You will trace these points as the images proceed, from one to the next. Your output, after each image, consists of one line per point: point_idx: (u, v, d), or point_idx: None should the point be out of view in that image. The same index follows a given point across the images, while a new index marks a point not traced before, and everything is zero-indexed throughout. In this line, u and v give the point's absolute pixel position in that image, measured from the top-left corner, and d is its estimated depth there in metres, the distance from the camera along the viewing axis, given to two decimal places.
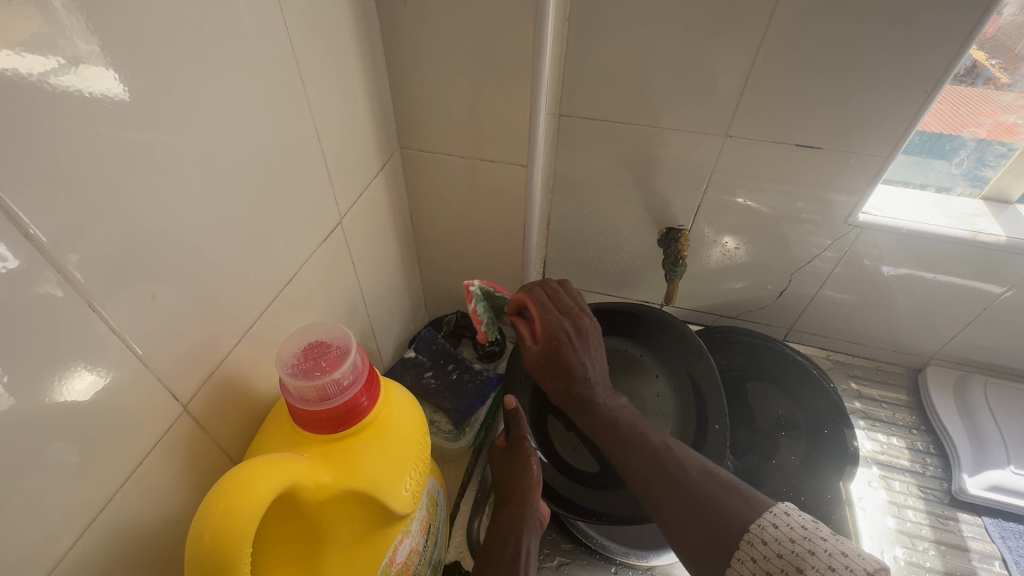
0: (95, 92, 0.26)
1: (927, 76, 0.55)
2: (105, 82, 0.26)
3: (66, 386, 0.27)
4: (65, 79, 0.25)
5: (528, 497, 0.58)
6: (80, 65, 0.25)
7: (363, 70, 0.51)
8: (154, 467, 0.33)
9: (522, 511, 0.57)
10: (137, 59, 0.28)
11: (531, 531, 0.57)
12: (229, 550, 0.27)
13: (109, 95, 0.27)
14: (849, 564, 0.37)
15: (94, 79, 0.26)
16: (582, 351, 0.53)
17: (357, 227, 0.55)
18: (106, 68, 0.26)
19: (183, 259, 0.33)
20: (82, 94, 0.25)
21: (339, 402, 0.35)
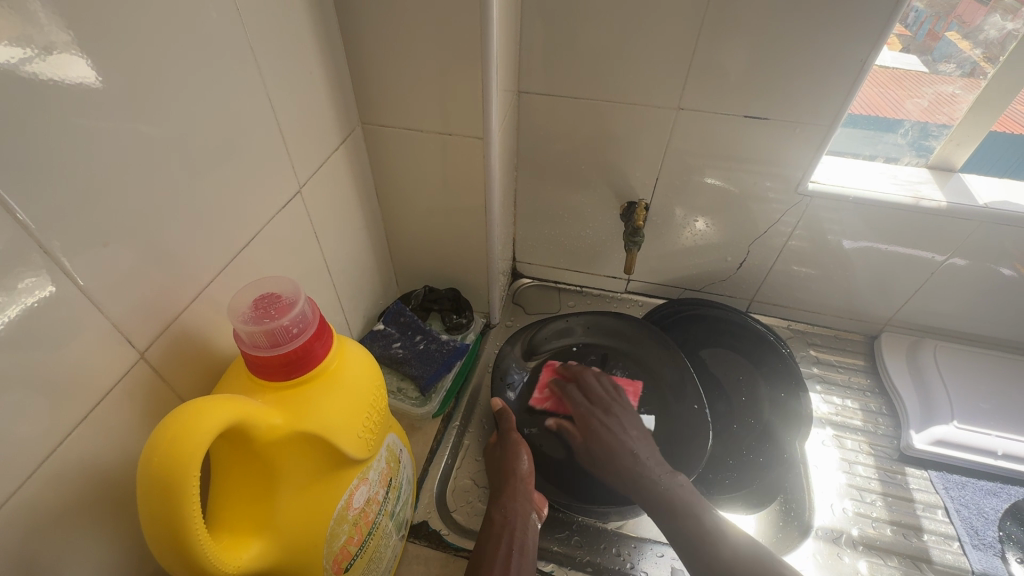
0: (67, 78, 0.30)
1: (858, 46, 0.57)
2: (79, 69, 0.31)
3: (20, 321, 0.30)
4: (42, 65, 0.29)
5: (518, 491, 0.60)
6: (52, 53, 0.29)
7: (319, 46, 0.53)
8: (110, 406, 0.36)
9: (513, 506, 0.59)
10: (81, 26, 0.30)
11: (523, 525, 0.58)
12: (178, 474, 0.29)
13: (81, 78, 0.31)
14: None
15: (69, 66, 0.30)
16: (622, 426, 0.67)
17: (318, 199, 0.57)
18: (75, 53, 0.30)
19: (132, 213, 0.35)
20: (57, 80, 0.30)
21: (289, 348, 0.37)
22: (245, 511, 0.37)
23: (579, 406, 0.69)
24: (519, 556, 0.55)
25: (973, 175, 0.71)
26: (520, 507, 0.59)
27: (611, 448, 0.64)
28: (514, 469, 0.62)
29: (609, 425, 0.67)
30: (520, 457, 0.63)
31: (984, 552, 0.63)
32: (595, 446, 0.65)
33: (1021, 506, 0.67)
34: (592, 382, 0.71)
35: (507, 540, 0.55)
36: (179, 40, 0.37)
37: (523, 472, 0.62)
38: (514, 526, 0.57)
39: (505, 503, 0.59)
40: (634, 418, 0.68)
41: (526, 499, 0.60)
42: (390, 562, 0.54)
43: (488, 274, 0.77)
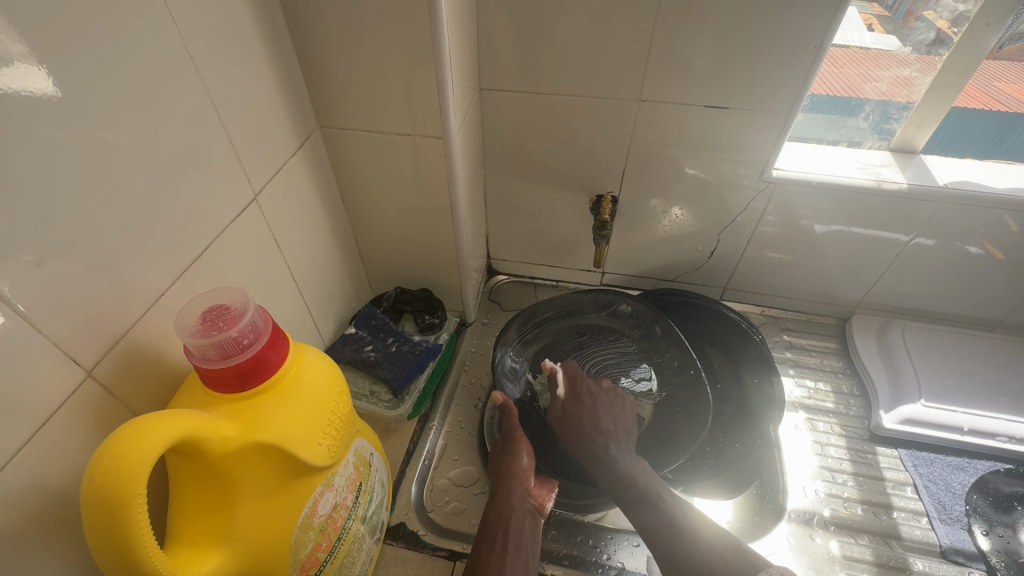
0: (27, 89, 0.31)
1: (812, 32, 0.58)
2: (37, 79, 0.32)
3: None
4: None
5: (512, 487, 0.60)
6: (11, 66, 0.30)
7: (268, 51, 0.52)
8: (57, 427, 0.35)
9: (508, 502, 0.59)
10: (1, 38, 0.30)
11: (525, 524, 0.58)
12: (121, 493, 0.29)
13: (37, 90, 0.32)
14: None
15: (28, 77, 0.31)
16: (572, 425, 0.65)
17: (277, 205, 0.57)
18: (32, 65, 0.31)
19: (71, 232, 0.35)
20: (19, 91, 0.31)
21: (241, 359, 0.37)
22: (202, 524, 0.37)
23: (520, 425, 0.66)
24: (517, 552, 0.56)
25: (934, 157, 0.72)
26: (517, 506, 0.59)
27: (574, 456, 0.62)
28: (513, 464, 0.62)
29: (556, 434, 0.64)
30: (520, 455, 0.63)
31: (951, 526, 0.64)
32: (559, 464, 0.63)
33: (987, 479, 0.69)
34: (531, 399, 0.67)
35: (504, 534, 0.56)
36: (110, 50, 0.36)
37: (521, 469, 0.62)
38: (511, 522, 0.57)
39: (499, 500, 0.59)
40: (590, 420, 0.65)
41: (523, 494, 0.60)
42: (365, 566, 0.54)
43: (460, 274, 0.77)
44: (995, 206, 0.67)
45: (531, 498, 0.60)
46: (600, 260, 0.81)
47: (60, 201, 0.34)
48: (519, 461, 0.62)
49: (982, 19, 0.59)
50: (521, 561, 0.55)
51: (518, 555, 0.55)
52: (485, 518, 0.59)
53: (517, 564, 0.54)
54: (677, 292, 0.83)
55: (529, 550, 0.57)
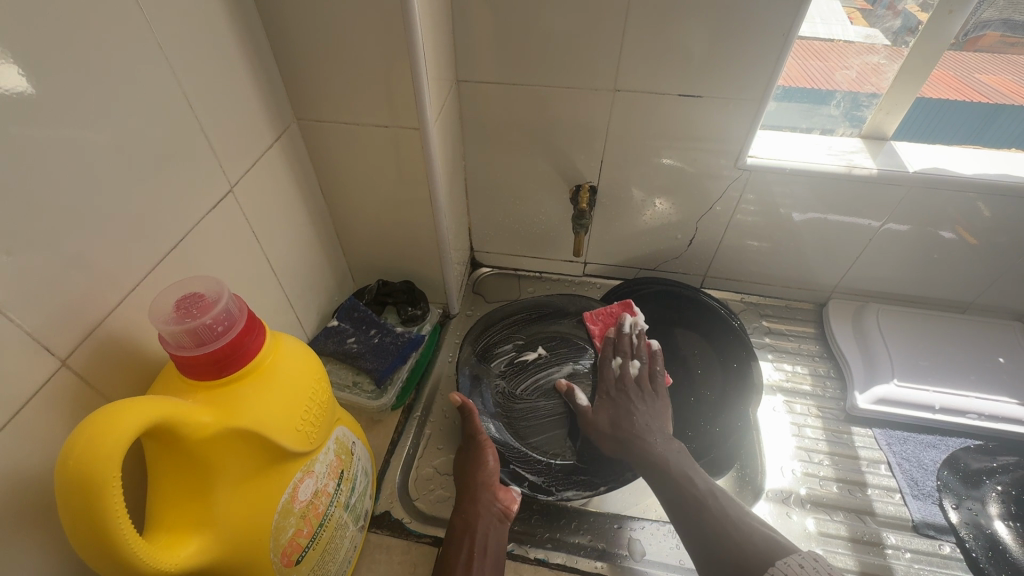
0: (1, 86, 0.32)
1: (781, 20, 0.59)
2: (11, 78, 0.32)
3: None
4: None
5: (479, 493, 0.60)
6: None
7: (242, 43, 0.52)
8: (32, 416, 0.35)
9: (474, 509, 0.59)
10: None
11: (492, 528, 0.58)
12: (93, 478, 0.30)
13: (13, 88, 0.32)
14: None
15: (3, 75, 0.32)
16: (637, 398, 0.68)
17: (254, 198, 0.57)
18: (7, 62, 0.32)
19: (42, 222, 0.35)
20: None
21: (217, 345, 0.37)
22: (180, 509, 0.37)
23: (607, 373, 0.72)
24: (483, 556, 0.56)
25: (904, 143, 0.74)
26: (483, 512, 0.59)
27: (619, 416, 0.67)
28: (481, 470, 0.62)
29: (622, 396, 0.68)
30: (485, 461, 0.62)
31: (923, 501, 0.66)
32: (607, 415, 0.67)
33: (958, 456, 0.71)
34: (627, 362, 0.72)
35: (469, 541, 0.56)
36: (79, 41, 0.36)
37: (488, 475, 0.61)
38: (478, 526, 0.58)
39: (465, 506, 0.59)
40: (661, 407, 0.68)
41: (489, 499, 0.60)
42: (349, 553, 0.54)
43: (442, 266, 0.77)
44: (964, 188, 0.68)
45: (498, 502, 0.60)
46: (580, 250, 0.82)
47: (29, 190, 0.34)
48: (485, 466, 0.62)
49: (946, 6, 0.60)
50: (487, 565, 0.55)
51: (484, 559, 0.56)
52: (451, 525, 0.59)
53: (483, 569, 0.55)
54: (657, 281, 0.84)
55: (496, 553, 0.57)
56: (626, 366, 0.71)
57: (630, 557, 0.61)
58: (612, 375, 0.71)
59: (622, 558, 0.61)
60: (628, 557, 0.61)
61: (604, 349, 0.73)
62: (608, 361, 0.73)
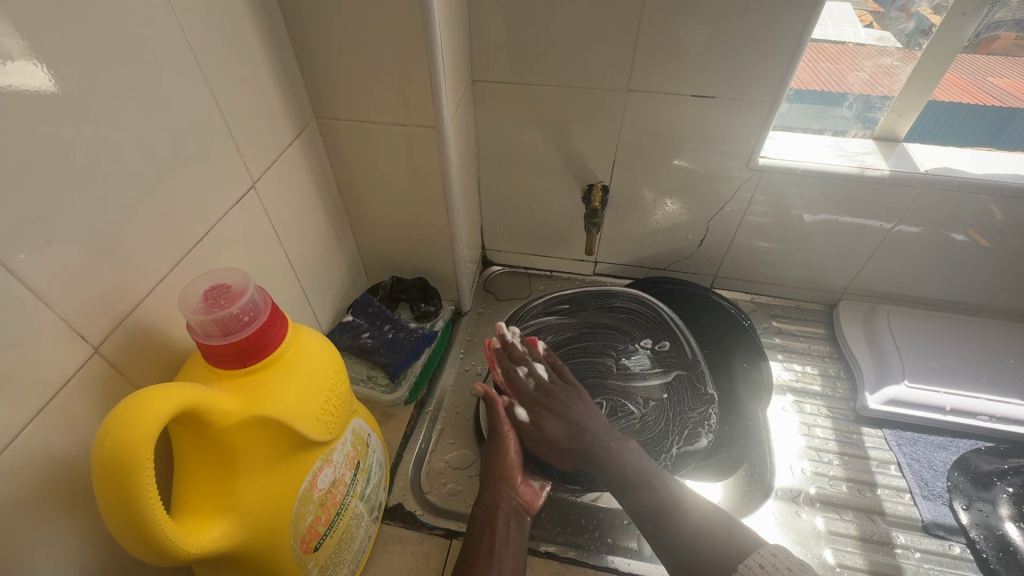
0: (22, 85, 0.32)
1: (793, 23, 0.59)
2: (35, 77, 0.33)
3: None
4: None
5: (500, 481, 0.61)
6: (11, 62, 0.31)
7: (265, 43, 0.54)
8: (67, 400, 0.37)
9: (496, 498, 0.60)
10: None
11: (514, 521, 0.59)
12: (129, 458, 0.31)
13: (36, 88, 0.33)
14: None
15: (26, 75, 0.32)
16: (569, 398, 0.66)
17: (275, 194, 0.58)
18: (29, 61, 0.33)
19: (79, 214, 0.37)
20: (16, 87, 0.32)
21: (242, 336, 0.39)
22: (205, 494, 0.38)
23: (522, 386, 0.68)
24: (505, 546, 0.56)
25: (916, 145, 0.74)
26: (504, 504, 0.59)
27: (573, 427, 0.64)
28: (501, 465, 0.62)
29: (556, 402, 0.66)
30: (508, 450, 0.63)
31: (933, 502, 0.66)
32: (552, 433, 0.64)
33: (968, 458, 0.71)
34: (534, 367, 0.69)
35: (490, 530, 0.57)
36: (112, 41, 0.37)
37: (511, 464, 0.62)
38: (499, 517, 0.58)
39: (485, 497, 0.60)
40: (586, 399, 0.67)
41: (511, 491, 0.61)
42: (364, 543, 0.55)
43: (455, 264, 0.78)
44: (977, 191, 0.68)
45: (519, 497, 0.61)
46: (591, 249, 0.83)
47: (66, 184, 0.35)
48: (507, 454, 0.63)
49: (959, 9, 0.60)
50: (509, 555, 0.56)
51: (506, 549, 0.56)
52: (472, 517, 0.60)
53: (507, 558, 0.55)
54: (667, 280, 0.85)
55: (518, 545, 0.57)
56: (534, 373, 0.69)
57: (639, 552, 0.62)
58: (530, 385, 0.67)
59: (631, 553, 0.62)
60: (637, 552, 0.62)
61: (524, 345, 0.71)
62: (512, 373, 0.69)
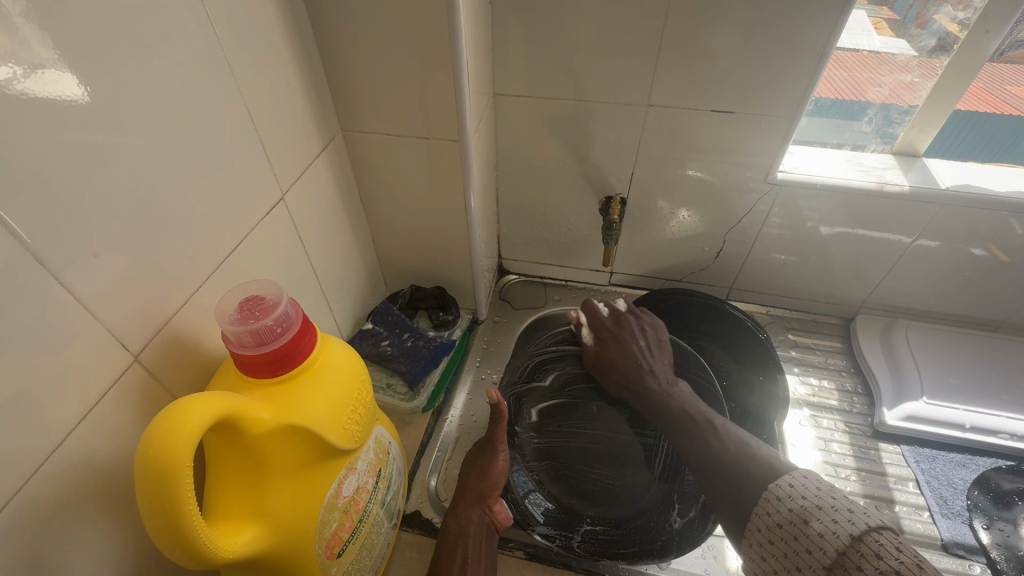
0: (56, 94, 0.33)
1: (813, 40, 0.60)
2: (67, 85, 0.34)
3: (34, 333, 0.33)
4: (20, 85, 0.31)
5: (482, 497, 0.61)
6: (42, 71, 0.32)
7: (296, 59, 0.55)
8: (109, 406, 0.38)
9: (472, 514, 0.60)
10: (50, 52, 0.32)
11: (482, 538, 0.60)
12: (172, 466, 0.32)
13: (68, 97, 0.34)
14: (837, 531, 0.42)
15: (56, 84, 0.33)
16: (639, 338, 0.69)
17: (301, 205, 0.60)
18: (63, 72, 0.33)
19: (122, 226, 0.38)
20: (47, 97, 0.32)
21: (275, 346, 0.40)
22: (237, 500, 0.39)
23: (607, 347, 0.70)
24: (474, 564, 0.57)
25: (936, 160, 0.74)
26: (476, 520, 0.60)
27: (622, 357, 0.68)
28: (482, 480, 0.63)
29: (624, 329, 0.70)
30: (497, 467, 0.64)
31: (952, 520, 0.66)
32: (607, 350, 0.69)
33: (989, 476, 0.70)
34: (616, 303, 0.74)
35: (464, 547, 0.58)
36: (155, 60, 0.39)
37: (496, 480, 0.63)
38: (472, 534, 0.59)
39: (463, 509, 0.60)
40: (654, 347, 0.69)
41: (487, 508, 0.61)
42: (383, 549, 0.56)
43: (473, 273, 0.79)
44: (997, 208, 0.68)
45: (491, 514, 0.61)
46: (609, 260, 0.84)
47: (109, 195, 0.37)
48: (495, 476, 0.63)
49: (982, 25, 0.61)
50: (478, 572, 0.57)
51: (476, 567, 0.58)
52: (445, 526, 0.61)
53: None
54: (682, 292, 0.85)
55: (486, 562, 0.59)
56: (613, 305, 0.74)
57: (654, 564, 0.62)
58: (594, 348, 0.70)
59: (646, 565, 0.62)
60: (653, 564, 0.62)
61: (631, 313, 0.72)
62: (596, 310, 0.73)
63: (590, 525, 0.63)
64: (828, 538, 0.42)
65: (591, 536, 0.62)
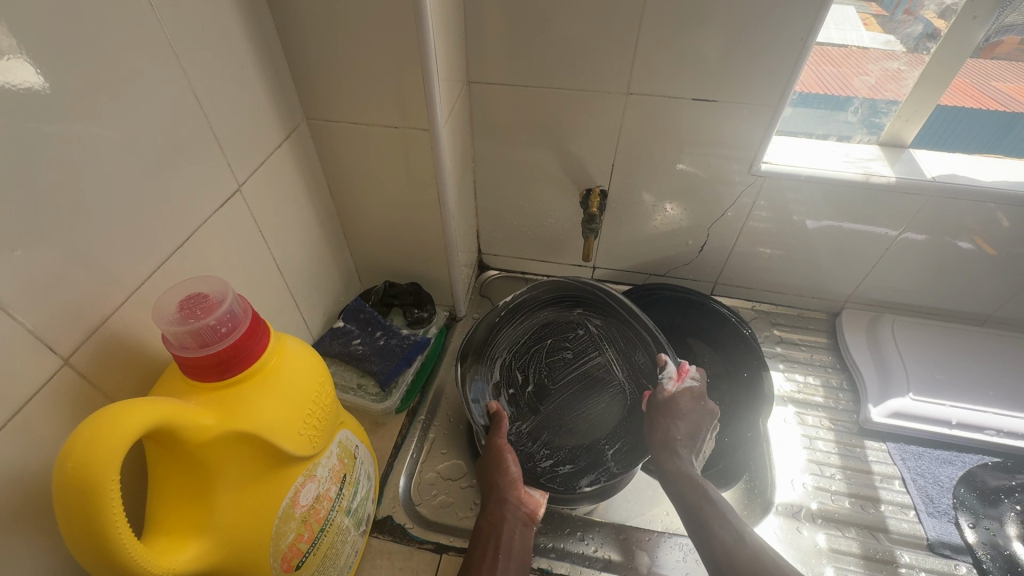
0: (10, 80, 0.32)
1: (798, 25, 0.58)
2: (24, 73, 0.32)
3: None
4: None
5: (501, 493, 0.59)
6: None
7: (254, 42, 0.52)
8: (34, 415, 0.35)
9: (498, 509, 0.58)
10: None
11: (517, 532, 0.57)
12: (93, 481, 0.29)
13: (25, 84, 0.33)
14: None
15: (15, 70, 0.32)
16: (680, 414, 0.65)
17: (262, 197, 0.56)
18: (21, 58, 0.32)
19: (48, 220, 0.35)
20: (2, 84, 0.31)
21: (219, 347, 0.37)
22: (179, 513, 0.37)
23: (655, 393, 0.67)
24: (509, 558, 0.55)
25: (922, 151, 0.72)
26: (508, 515, 0.58)
27: (659, 422, 0.65)
28: (502, 475, 0.61)
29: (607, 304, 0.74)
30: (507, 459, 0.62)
31: (938, 519, 0.65)
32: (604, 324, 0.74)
33: (974, 473, 0.69)
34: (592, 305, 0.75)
35: (494, 541, 0.56)
36: (88, 39, 0.36)
37: (512, 475, 0.61)
38: (503, 529, 0.57)
39: (490, 506, 0.59)
40: (698, 419, 0.66)
41: (516, 500, 0.59)
42: (350, 558, 0.54)
43: (449, 269, 0.77)
44: (983, 200, 0.67)
45: (523, 507, 0.59)
46: (590, 254, 0.81)
47: (35, 187, 0.34)
48: (507, 469, 0.60)
49: (970, 12, 0.59)
50: (514, 566, 0.55)
51: (511, 564, 0.55)
52: (478, 526, 0.58)
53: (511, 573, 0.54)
54: (666, 286, 0.83)
55: (521, 558, 0.56)
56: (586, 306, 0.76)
57: (634, 568, 0.60)
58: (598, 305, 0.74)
59: (627, 570, 0.60)
60: (633, 569, 0.60)
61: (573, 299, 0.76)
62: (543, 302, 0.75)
63: (609, 444, 0.67)
64: None
65: (617, 454, 0.66)
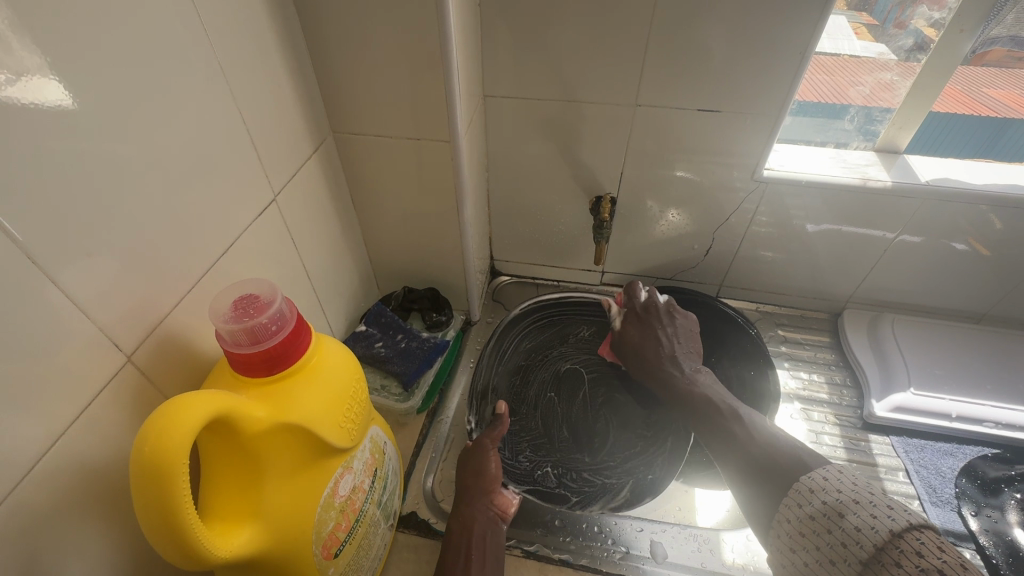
0: (43, 100, 0.33)
1: (795, 42, 0.62)
2: (53, 92, 0.33)
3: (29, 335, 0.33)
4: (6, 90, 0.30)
5: (476, 492, 0.62)
6: (26, 78, 0.31)
7: (289, 63, 0.56)
8: (101, 408, 0.38)
9: (469, 511, 0.61)
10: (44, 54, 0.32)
11: (489, 531, 0.60)
12: (166, 466, 0.32)
13: (55, 103, 0.33)
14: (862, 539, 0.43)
15: (44, 89, 0.33)
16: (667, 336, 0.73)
17: (294, 206, 0.60)
18: (47, 77, 0.33)
19: (116, 228, 0.38)
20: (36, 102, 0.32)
21: (270, 344, 0.40)
22: (231, 500, 0.39)
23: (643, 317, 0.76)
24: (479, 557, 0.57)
25: (915, 156, 0.76)
26: (478, 514, 0.61)
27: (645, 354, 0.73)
28: (482, 475, 0.64)
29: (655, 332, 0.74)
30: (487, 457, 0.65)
31: (941, 508, 0.67)
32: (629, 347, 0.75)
33: (975, 464, 0.72)
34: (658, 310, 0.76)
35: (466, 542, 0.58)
36: (147, 62, 0.39)
37: (490, 473, 0.64)
38: (475, 529, 0.59)
39: (462, 508, 0.61)
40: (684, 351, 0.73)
41: (485, 502, 0.62)
42: (380, 550, 0.56)
43: (466, 274, 0.80)
44: (977, 201, 0.70)
45: (494, 506, 0.62)
46: (600, 258, 0.84)
47: (105, 198, 0.37)
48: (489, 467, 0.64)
49: (957, 25, 0.62)
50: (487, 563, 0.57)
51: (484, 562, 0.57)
52: (449, 527, 0.60)
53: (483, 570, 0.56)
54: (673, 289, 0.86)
55: (495, 556, 0.59)
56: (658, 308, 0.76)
57: (651, 559, 0.62)
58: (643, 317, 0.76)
59: (643, 560, 0.62)
60: (650, 559, 0.62)
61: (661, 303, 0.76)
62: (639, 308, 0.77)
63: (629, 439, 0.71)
64: (864, 530, 0.44)
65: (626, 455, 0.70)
